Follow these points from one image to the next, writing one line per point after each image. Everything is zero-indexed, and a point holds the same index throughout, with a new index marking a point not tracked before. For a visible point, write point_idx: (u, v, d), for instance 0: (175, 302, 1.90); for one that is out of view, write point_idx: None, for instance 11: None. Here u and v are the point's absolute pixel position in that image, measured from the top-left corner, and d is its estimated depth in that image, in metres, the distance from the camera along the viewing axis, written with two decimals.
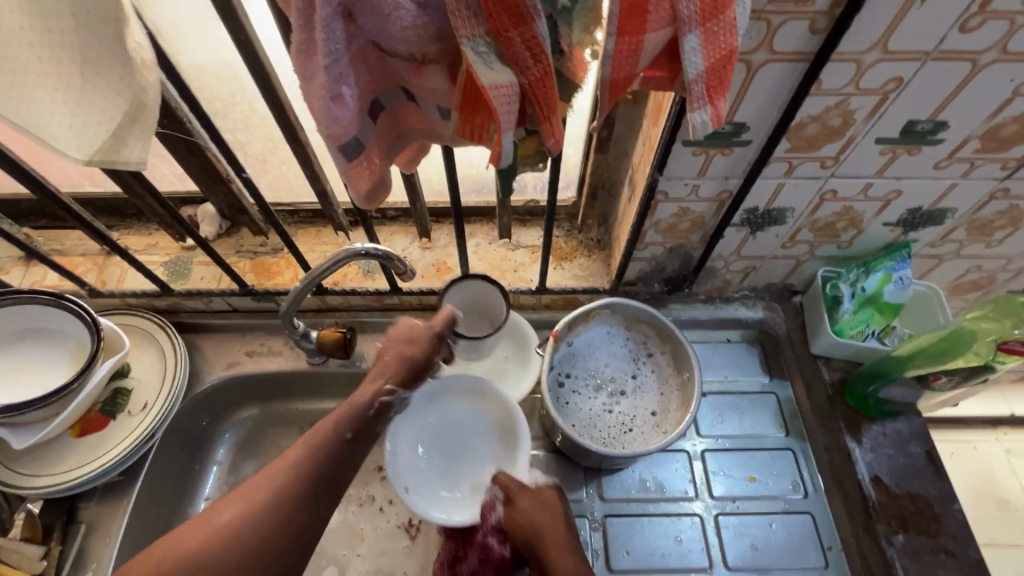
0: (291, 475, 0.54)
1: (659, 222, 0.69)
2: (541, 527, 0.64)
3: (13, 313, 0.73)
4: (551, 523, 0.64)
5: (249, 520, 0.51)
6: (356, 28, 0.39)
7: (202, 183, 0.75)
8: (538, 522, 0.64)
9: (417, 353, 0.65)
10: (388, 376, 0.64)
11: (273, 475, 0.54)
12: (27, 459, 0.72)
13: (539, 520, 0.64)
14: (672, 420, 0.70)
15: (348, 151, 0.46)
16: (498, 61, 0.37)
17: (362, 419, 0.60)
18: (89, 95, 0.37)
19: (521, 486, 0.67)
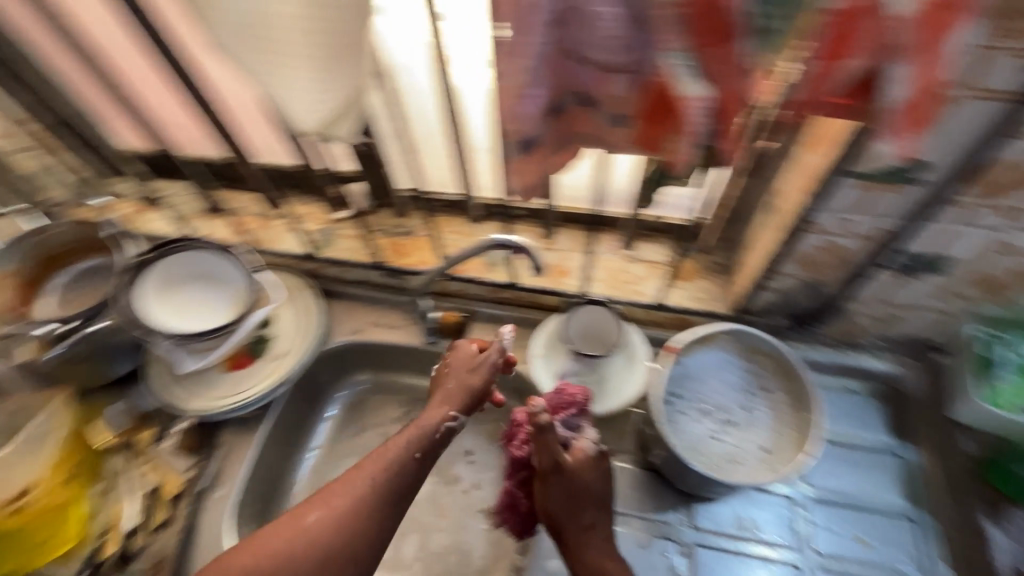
0: (368, 484, 0.59)
1: (799, 253, 0.67)
2: (575, 499, 0.67)
3: (193, 256, 0.83)
4: (576, 515, 0.67)
5: (328, 527, 0.56)
6: (559, 36, 0.42)
7: (362, 165, 0.83)
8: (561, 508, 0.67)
9: (477, 381, 0.70)
10: (459, 404, 0.68)
11: (358, 480, 0.59)
12: (185, 384, 0.83)
13: (580, 489, 0.66)
14: (785, 460, 0.66)
15: (523, 147, 0.50)
16: (695, 76, 0.42)
17: (429, 441, 0.64)
18: (327, 75, 0.44)
19: (560, 471, 0.67)
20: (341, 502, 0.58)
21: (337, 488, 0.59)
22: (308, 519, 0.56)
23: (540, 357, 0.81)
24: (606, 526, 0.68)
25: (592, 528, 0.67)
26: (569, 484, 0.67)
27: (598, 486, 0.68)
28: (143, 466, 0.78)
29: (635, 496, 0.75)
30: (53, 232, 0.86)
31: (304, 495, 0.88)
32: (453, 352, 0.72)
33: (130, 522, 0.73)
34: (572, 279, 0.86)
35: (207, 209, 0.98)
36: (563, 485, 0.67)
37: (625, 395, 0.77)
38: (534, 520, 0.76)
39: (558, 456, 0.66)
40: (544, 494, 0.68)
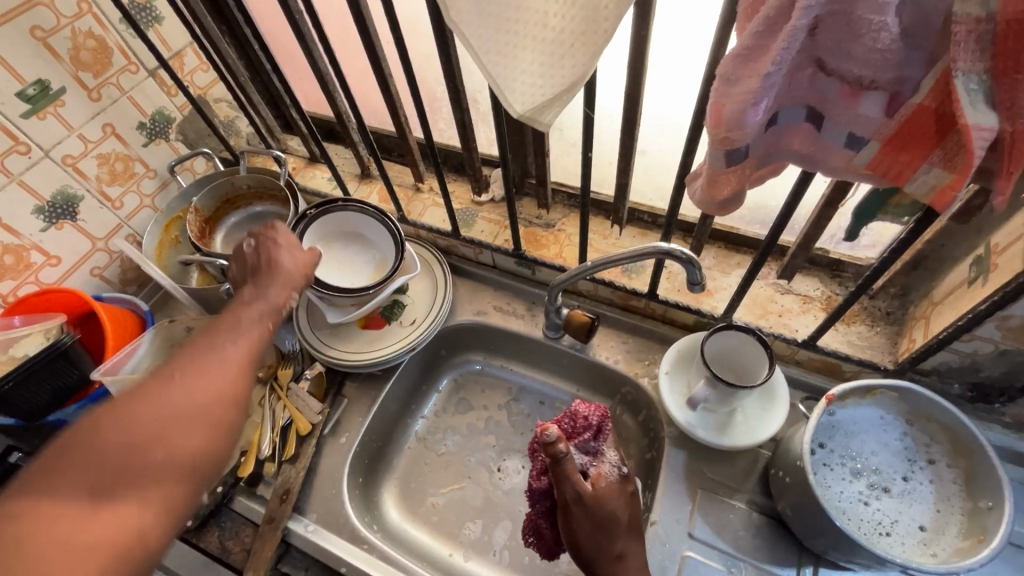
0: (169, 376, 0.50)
1: (1010, 318, 0.58)
2: (598, 532, 0.62)
3: (354, 217, 0.88)
4: (610, 545, 0.62)
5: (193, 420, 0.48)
6: (811, 43, 0.39)
7: (518, 151, 0.84)
8: (594, 539, 0.62)
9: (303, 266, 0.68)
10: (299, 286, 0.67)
11: (207, 347, 0.54)
12: (324, 333, 0.88)
13: (607, 517, 0.62)
14: (947, 545, 0.59)
15: (732, 157, 0.47)
16: (985, 103, 0.35)
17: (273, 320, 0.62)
18: (555, 59, 0.43)
19: (583, 500, 0.62)
20: (190, 359, 0.52)
21: (199, 348, 0.53)
22: (183, 362, 0.51)
23: (667, 373, 0.78)
24: (637, 549, 0.64)
25: (624, 556, 0.62)
26: (596, 514, 0.62)
27: (623, 514, 0.64)
28: (279, 401, 0.83)
29: (751, 542, 0.70)
30: (239, 178, 0.95)
31: (407, 459, 0.91)
32: (275, 232, 0.70)
33: (264, 449, 0.79)
34: (713, 300, 0.81)
35: (361, 173, 1.04)
36: (590, 515, 0.62)
37: (749, 437, 0.72)
38: (560, 546, 0.74)
39: (579, 484, 0.62)
40: (568, 529, 0.63)
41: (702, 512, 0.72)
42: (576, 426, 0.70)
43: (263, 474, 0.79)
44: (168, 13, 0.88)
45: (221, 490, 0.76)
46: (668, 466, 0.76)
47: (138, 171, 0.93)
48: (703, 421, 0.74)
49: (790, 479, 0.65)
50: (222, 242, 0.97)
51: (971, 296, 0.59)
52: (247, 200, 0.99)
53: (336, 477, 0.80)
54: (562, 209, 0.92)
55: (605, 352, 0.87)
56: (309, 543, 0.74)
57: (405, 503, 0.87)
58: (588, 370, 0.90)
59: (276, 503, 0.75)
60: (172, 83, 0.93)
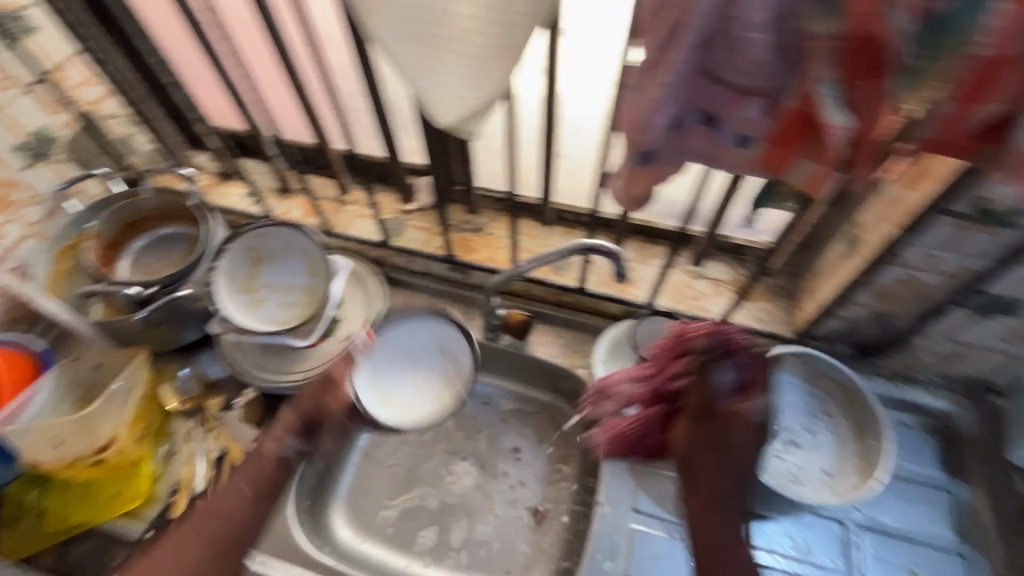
0: None
1: (876, 284, 0.68)
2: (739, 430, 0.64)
3: (270, 233, 0.86)
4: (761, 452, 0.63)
5: None
6: (703, 56, 0.44)
7: (443, 159, 0.85)
8: (697, 449, 0.66)
9: None
10: None
11: (226, 506, 0.73)
12: (253, 357, 0.84)
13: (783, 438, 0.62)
14: (848, 485, 0.68)
15: (643, 158, 0.51)
16: (838, 104, 0.42)
17: (262, 475, 0.75)
18: (480, 73, 0.46)
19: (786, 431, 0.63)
20: (246, 485, 0.74)
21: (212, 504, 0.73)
22: (226, 503, 0.72)
23: (602, 361, 0.83)
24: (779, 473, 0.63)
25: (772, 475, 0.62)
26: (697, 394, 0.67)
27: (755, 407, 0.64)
28: (210, 433, 0.80)
29: (689, 508, 0.76)
30: (143, 200, 0.88)
31: (354, 476, 0.89)
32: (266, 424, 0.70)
33: (199, 484, 0.76)
34: (635, 290, 0.88)
35: (281, 188, 1.00)
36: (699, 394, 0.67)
37: None
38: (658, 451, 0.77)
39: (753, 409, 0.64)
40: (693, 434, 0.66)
41: (643, 486, 0.78)
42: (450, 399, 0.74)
43: (199, 511, 0.74)
44: (46, 24, 0.80)
45: (152, 534, 0.73)
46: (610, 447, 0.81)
47: (20, 198, 0.84)
48: (635, 404, 0.79)
49: None
50: (128, 270, 0.90)
51: (849, 268, 0.69)
52: (154, 222, 0.92)
53: (281, 505, 0.77)
54: (490, 213, 0.94)
55: (542, 347, 0.90)
56: None
57: (357, 520, 0.85)
58: (527, 366, 0.93)
59: None
60: (55, 99, 0.84)
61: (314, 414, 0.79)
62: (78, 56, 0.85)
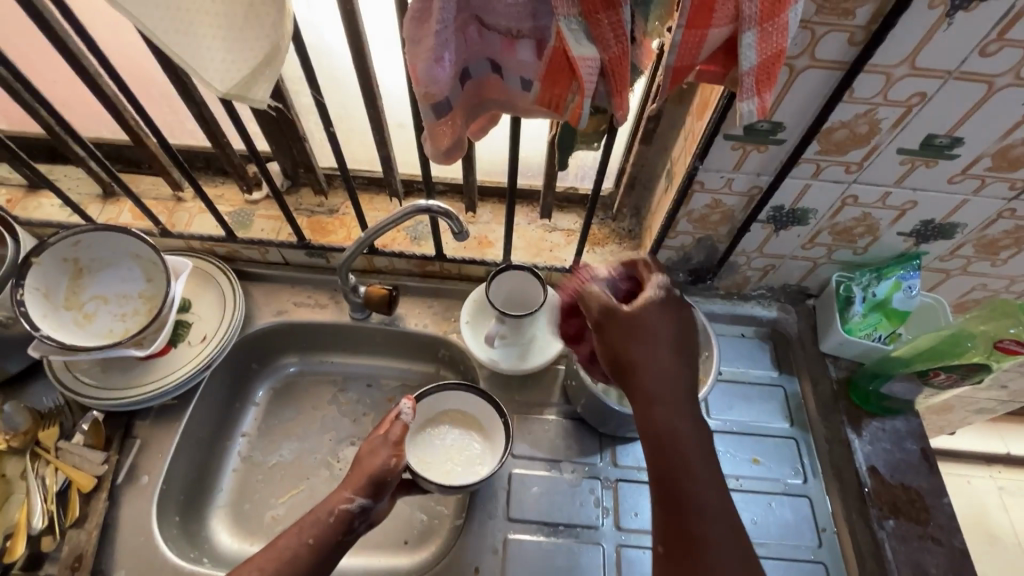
0: None
1: (692, 211, 0.75)
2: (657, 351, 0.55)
3: (93, 240, 0.78)
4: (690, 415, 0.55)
5: None
6: (466, 3, 0.47)
7: (276, 141, 0.82)
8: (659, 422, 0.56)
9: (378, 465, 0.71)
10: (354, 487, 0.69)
11: (285, 556, 0.64)
12: (94, 376, 0.77)
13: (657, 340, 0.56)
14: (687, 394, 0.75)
15: (439, 109, 0.53)
16: (586, 38, 0.44)
17: (327, 528, 0.66)
18: (242, 33, 0.45)
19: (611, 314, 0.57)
20: (311, 536, 0.65)
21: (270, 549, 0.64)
22: (286, 546, 0.64)
23: (469, 324, 0.85)
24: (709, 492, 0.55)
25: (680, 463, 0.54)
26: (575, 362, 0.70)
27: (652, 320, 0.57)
28: (48, 466, 0.72)
29: (563, 445, 0.81)
30: None
31: (233, 482, 0.85)
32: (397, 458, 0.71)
33: (37, 522, 0.68)
34: (495, 250, 0.89)
35: (103, 193, 0.90)
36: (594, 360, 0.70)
37: (541, 358, 0.82)
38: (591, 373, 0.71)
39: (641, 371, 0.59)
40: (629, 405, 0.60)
41: (520, 433, 0.81)
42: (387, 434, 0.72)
43: (43, 551, 0.68)
44: None
45: None
46: None
47: None
48: (503, 358, 0.82)
49: (578, 382, 0.78)
50: None
51: (668, 199, 0.76)
52: None
53: (142, 525, 0.72)
54: (342, 193, 0.92)
55: (413, 319, 0.90)
56: None
57: (240, 526, 0.81)
58: (402, 341, 0.92)
59: (67, 573, 0.67)
60: None
61: (385, 473, 0.70)
62: None
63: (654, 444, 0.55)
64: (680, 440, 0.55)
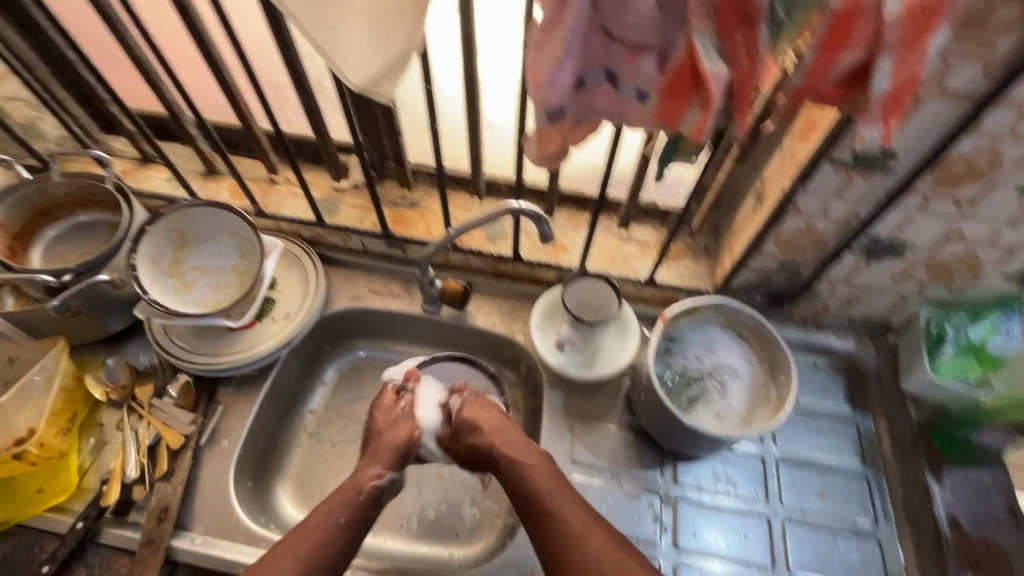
0: None
1: (781, 234, 0.74)
2: (496, 415, 0.75)
3: (195, 214, 0.83)
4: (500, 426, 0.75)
5: None
6: (596, 13, 0.47)
7: (371, 134, 0.85)
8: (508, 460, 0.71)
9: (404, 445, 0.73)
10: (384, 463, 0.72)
11: (319, 539, 0.64)
12: (186, 342, 0.82)
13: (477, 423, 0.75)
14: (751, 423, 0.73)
15: (552, 115, 0.53)
16: (716, 54, 0.45)
17: (360, 504, 0.68)
18: (384, 33, 0.47)
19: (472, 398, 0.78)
20: (343, 515, 0.67)
21: (304, 534, 0.65)
22: (317, 535, 0.65)
23: (538, 327, 0.85)
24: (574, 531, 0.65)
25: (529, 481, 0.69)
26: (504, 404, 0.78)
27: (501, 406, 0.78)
28: (142, 420, 0.78)
29: (623, 456, 0.81)
30: (52, 185, 0.83)
31: (299, 455, 0.89)
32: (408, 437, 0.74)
33: (130, 472, 0.73)
34: (569, 255, 0.90)
35: (205, 170, 0.96)
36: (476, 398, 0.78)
37: (608, 368, 0.82)
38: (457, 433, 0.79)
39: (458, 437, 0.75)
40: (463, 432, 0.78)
41: (580, 439, 0.82)
42: (404, 406, 0.78)
43: (133, 499, 0.72)
44: None
45: (82, 525, 0.70)
46: (549, 406, 0.84)
47: None
48: (571, 364, 0.82)
49: (645, 394, 0.77)
50: (41, 259, 0.85)
51: (757, 220, 0.74)
52: (67, 209, 0.87)
53: (221, 486, 0.76)
54: (424, 188, 0.95)
55: (482, 316, 0.92)
56: (199, 557, 0.70)
57: (303, 498, 0.85)
58: (468, 337, 0.94)
59: (153, 522, 0.70)
60: None
61: (406, 445, 0.74)
62: None
63: (511, 484, 0.70)
64: (559, 513, 0.66)
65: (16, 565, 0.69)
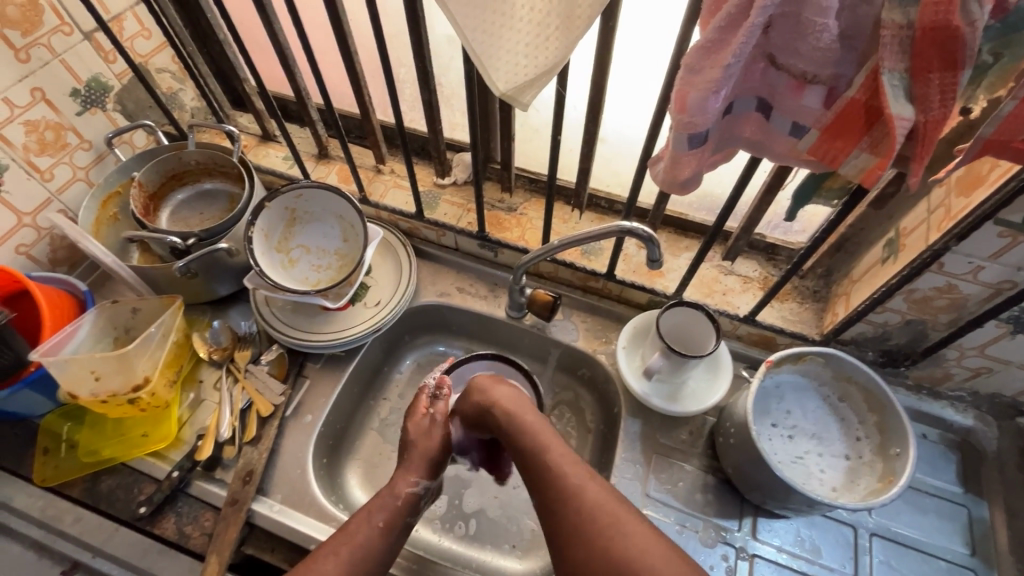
0: None
1: (914, 290, 0.67)
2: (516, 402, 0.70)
3: (310, 195, 0.87)
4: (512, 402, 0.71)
5: None
6: (765, 39, 0.43)
7: (483, 135, 0.86)
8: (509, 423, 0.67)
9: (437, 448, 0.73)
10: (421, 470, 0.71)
11: (360, 543, 0.62)
12: (285, 315, 0.86)
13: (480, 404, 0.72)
14: (849, 498, 0.69)
15: (693, 140, 0.51)
16: (905, 96, 0.41)
17: (397, 510, 0.67)
18: (541, 44, 0.46)
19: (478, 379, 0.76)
20: (382, 519, 0.65)
21: (344, 539, 0.63)
22: (360, 536, 0.63)
23: (624, 349, 0.83)
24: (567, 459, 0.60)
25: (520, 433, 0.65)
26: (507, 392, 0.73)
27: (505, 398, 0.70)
28: (237, 384, 0.82)
29: (699, 499, 0.77)
30: (187, 153, 0.90)
31: (369, 439, 0.91)
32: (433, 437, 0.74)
33: (224, 431, 0.77)
34: (665, 280, 0.86)
35: (318, 153, 1.01)
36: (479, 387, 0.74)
37: (695, 406, 0.78)
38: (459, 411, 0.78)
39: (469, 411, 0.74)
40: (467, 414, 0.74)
41: (655, 473, 0.79)
42: (433, 414, 0.76)
43: (222, 457, 0.77)
44: None
45: (177, 475, 0.74)
46: (625, 433, 0.81)
47: (72, 142, 0.87)
48: (657, 393, 0.79)
49: (734, 438, 0.73)
50: (168, 220, 0.92)
51: (886, 271, 0.68)
52: (195, 176, 0.94)
53: (300, 458, 0.79)
54: (523, 194, 0.95)
55: (565, 330, 0.90)
56: (275, 523, 0.73)
57: (369, 482, 0.87)
58: (547, 348, 0.93)
59: (239, 484, 0.74)
60: (111, 48, 0.86)
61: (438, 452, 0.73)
62: (136, 8, 0.87)
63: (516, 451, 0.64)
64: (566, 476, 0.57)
65: (116, 501, 0.75)
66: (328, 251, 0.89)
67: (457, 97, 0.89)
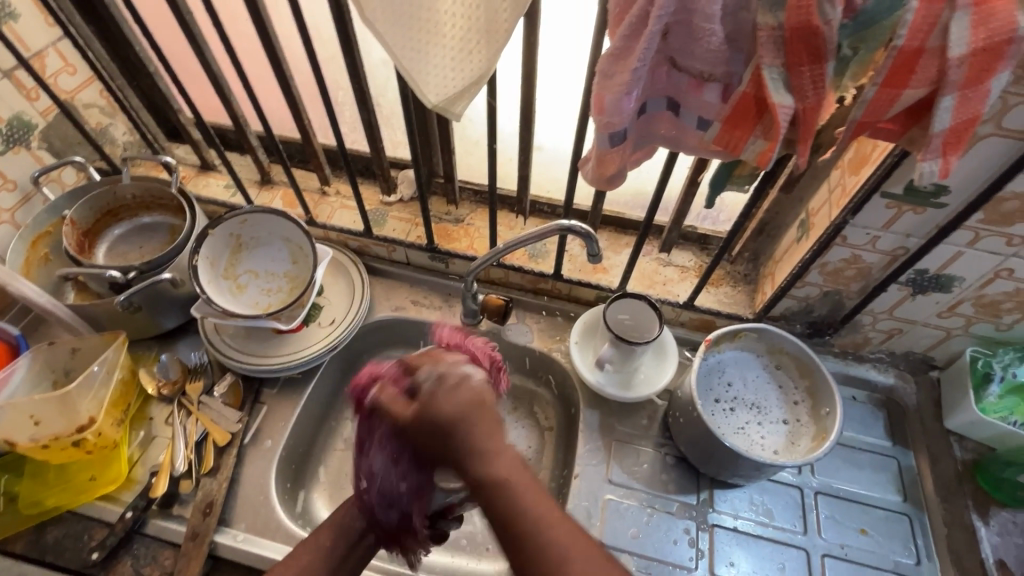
0: None
1: (826, 263, 0.74)
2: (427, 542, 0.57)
3: (254, 220, 0.87)
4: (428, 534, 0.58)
5: None
6: (665, 45, 0.49)
7: (424, 150, 0.89)
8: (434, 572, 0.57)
9: None
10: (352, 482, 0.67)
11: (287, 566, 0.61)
12: (236, 342, 0.85)
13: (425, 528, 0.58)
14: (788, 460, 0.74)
15: (613, 139, 0.55)
16: (785, 87, 0.47)
17: None
18: (465, 57, 0.50)
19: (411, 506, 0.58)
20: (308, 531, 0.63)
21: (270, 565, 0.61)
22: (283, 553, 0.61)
23: (576, 345, 0.87)
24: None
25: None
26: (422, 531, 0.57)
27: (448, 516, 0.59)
28: (190, 417, 0.80)
29: (661, 479, 0.80)
30: (122, 188, 0.88)
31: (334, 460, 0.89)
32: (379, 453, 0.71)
33: (179, 465, 0.75)
34: (609, 275, 0.91)
35: (261, 179, 1.01)
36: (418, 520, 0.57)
37: (646, 392, 0.82)
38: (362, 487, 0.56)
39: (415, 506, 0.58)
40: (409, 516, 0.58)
41: (616, 460, 0.82)
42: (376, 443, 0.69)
43: (179, 492, 0.74)
44: (28, 9, 0.80)
45: (131, 516, 0.72)
46: (586, 424, 0.85)
47: None
48: (610, 384, 0.83)
49: (684, 418, 0.77)
50: (106, 256, 0.90)
51: (801, 248, 0.75)
52: (132, 210, 0.92)
53: (262, 484, 0.77)
54: (469, 205, 0.98)
55: (520, 333, 0.93)
56: (241, 553, 0.72)
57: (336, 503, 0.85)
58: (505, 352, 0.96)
59: (199, 517, 0.72)
60: (33, 85, 0.84)
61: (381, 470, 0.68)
62: (59, 45, 0.86)
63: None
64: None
65: (65, 551, 0.71)
66: (276, 275, 0.88)
67: (396, 117, 0.92)
